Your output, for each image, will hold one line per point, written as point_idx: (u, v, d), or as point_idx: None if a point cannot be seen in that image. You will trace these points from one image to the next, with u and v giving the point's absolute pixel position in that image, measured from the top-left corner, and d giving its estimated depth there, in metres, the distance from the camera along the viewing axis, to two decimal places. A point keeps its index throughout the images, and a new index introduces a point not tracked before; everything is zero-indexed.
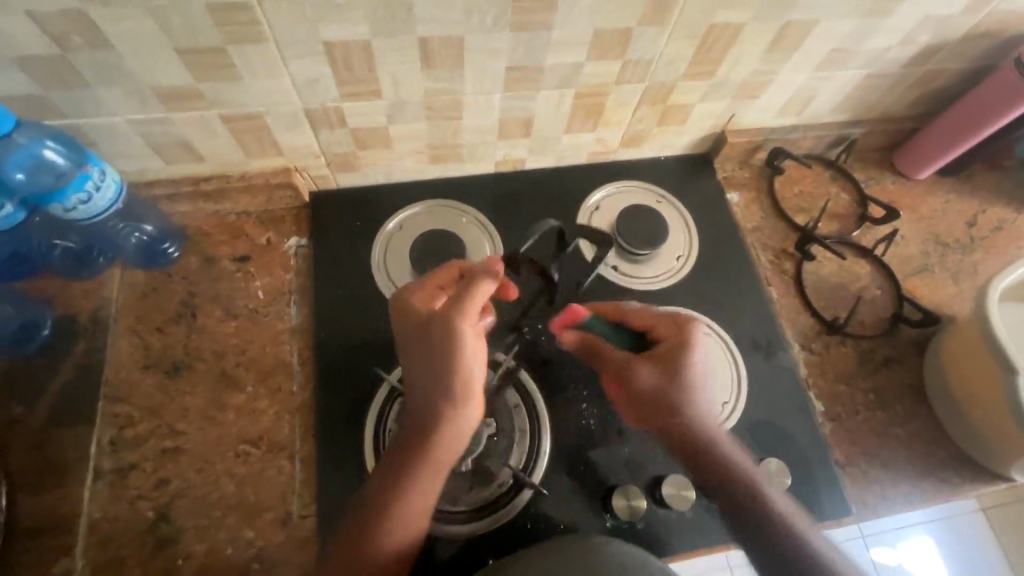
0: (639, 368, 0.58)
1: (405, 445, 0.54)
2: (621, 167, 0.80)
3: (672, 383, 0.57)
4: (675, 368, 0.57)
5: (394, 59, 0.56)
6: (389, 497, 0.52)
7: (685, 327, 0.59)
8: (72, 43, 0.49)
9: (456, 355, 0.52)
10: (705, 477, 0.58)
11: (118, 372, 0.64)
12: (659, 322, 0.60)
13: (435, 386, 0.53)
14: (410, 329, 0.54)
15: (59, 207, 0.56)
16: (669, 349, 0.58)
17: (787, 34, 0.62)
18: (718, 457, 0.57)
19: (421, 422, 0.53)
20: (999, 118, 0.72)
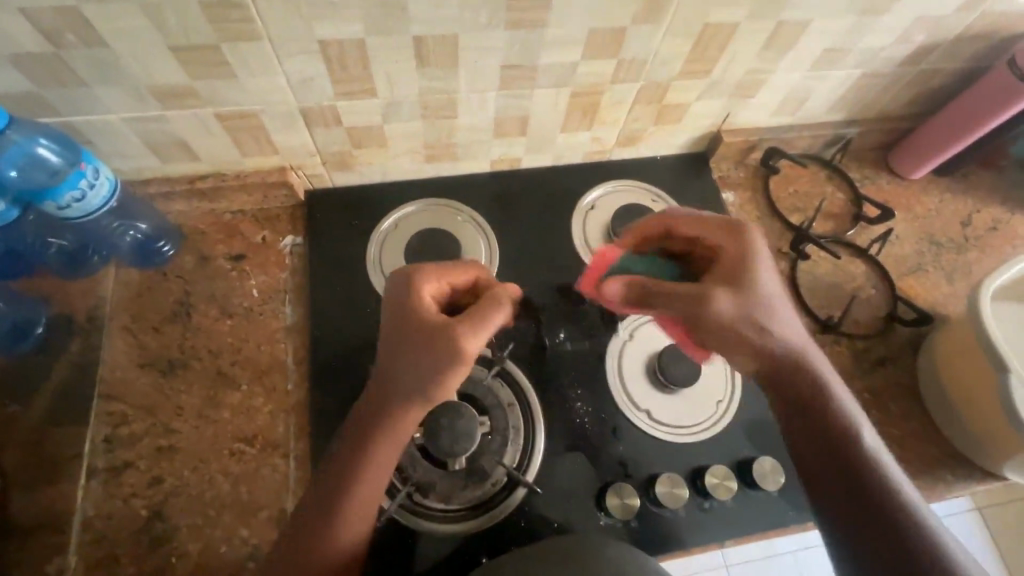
0: (718, 297, 0.52)
1: (361, 433, 0.51)
2: (616, 167, 0.80)
3: (746, 308, 0.52)
4: (743, 286, 0.52)
5: (390, 57, 0.56)
6: (338, 488, 0.50)
7: (744, 233, 0.54)
8: (66, 41, 0.49)
9: (441, 368, 0.49)
10: (814, 438, 0.53)
11: (112, 371, 0.64)
12: (715, 235, 0.55)
13: (407, 386, 0.50)
14: (405, 317, 0.51)
15: (53, 205, 0.56)
16: (734, 259, 0.53)
17: (781, 33, 0.63)
18: (828, 416, 0.53)
19: (381, 414, 0.51)
20: (993, 118, 0.73)
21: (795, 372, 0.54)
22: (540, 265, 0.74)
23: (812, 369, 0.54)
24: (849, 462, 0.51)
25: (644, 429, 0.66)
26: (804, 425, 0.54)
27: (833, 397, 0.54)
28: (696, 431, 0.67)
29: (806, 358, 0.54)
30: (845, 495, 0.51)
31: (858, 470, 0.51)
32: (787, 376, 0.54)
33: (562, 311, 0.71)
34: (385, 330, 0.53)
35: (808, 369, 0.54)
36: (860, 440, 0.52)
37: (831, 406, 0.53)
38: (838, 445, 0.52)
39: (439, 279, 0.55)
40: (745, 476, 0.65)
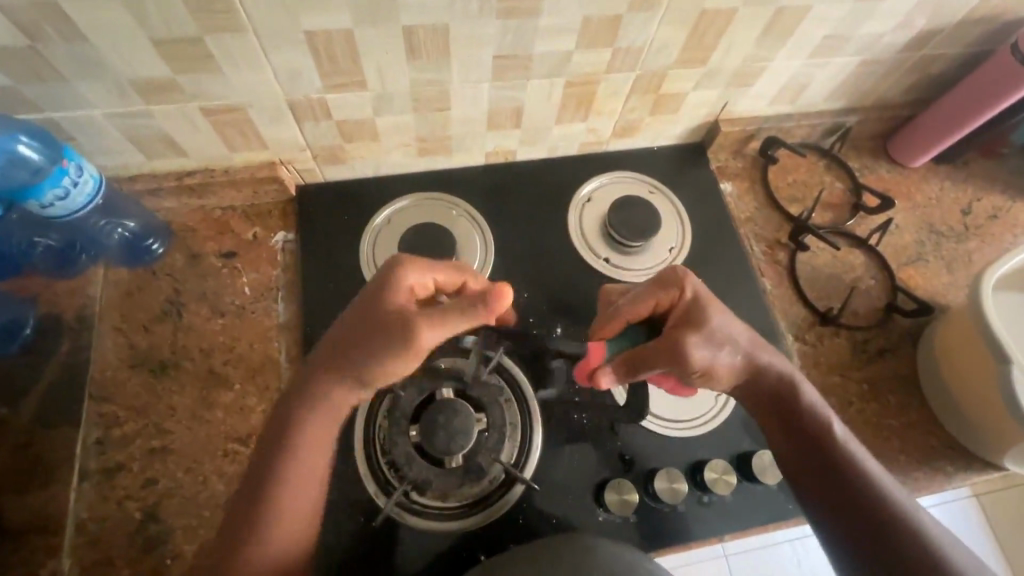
0: (685, 343, 0.52)
1: (287, 417, 0.50)
2: (613, 158, 0.79)
3: (714, 343, 0.53)
4: (701, 326, 0.52)
5: (379, 48, 0.55)
6: (261, 481, 0.49)
7: (679, 281, 0.55)
8: (44, 34, 0.47)
9: (395, 356, 0.49)
10: (797, 448, 0.54)
11: (103, 372, 0.63)
12: (653, 296, 0.56)
13: (357, 365, 0.50)
14: (370, 303, 0.51)
15: (36, 204, 0.54)
16: (686, 304, 0.54)
17: (779, 20, 0.61)
18: (806, 422, 0.54)
19: (318, 392, 0.50)
20: (994, 105, 0.71)
21: (771, 383, 0.55)
22: (535, 259, 0.73)
23: (788, 380, 0.55)
24: (834, 470, 0.52)
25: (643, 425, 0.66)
26: (788, 437, 0.54)
27: (813, 405, 0.54)
28: (693, 425, 0.67)
29: (780, 369, 0.55)
30: (836, 502, 0.51)
31: (843, 476, 0.51)
32: (755, 387, 0.55)
33: (558, 306, 0.71)
34: (347, 311, 0.52)
35: (784, 380, 0.55)
36: (844, 447, 0.52)
37: (810, 415, 0.54)
38: (820, 454, 0.53)
39: (422, 270, 0.53)
40: (745, 470, 0.65)
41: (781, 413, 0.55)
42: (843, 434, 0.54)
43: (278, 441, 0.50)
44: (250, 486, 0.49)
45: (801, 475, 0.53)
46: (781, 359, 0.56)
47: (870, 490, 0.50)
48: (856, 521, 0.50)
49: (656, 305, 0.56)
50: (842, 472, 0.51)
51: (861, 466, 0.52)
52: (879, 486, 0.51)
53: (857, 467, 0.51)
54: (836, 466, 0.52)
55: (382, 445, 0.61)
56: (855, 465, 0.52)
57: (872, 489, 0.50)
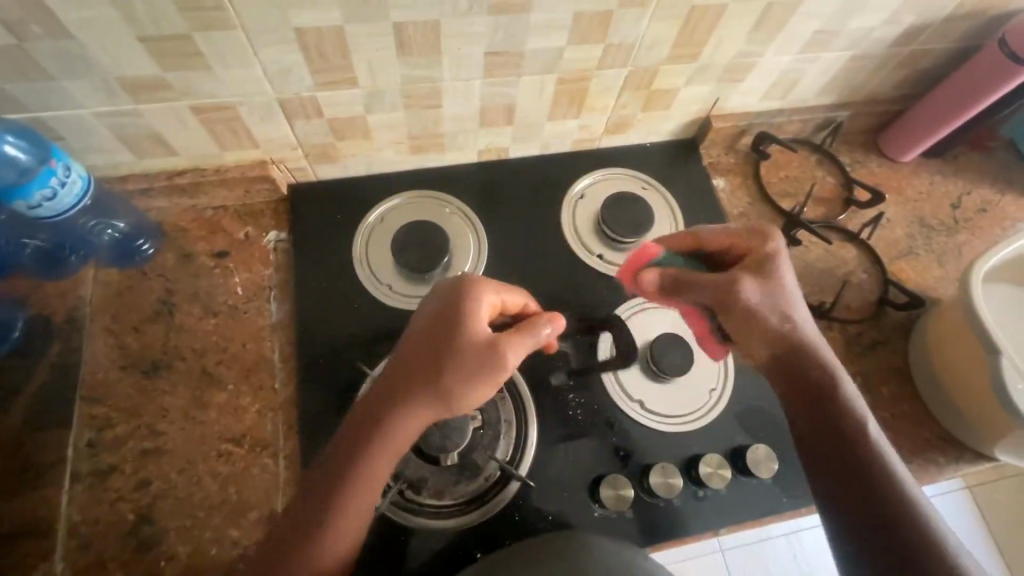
0: (745, 283, 0.53)
1: (361, 439, 0.49)
2: (606, 154, 0.79)
3: (777, 294, 0.54)
4: (773, 277, 0.54)
5: (370, 45, 0.55)
6: (326, 497, 0.48)
7: (767, 239, 0.55)
8: (30, 32, 0.47)
9: (482, 384, 0.49)
10: (820, 433, 0.54)
11: (94, 373, 0.63)
12: (739, 236, 0.56)
13: (440, 389, 0.49)
14: (451, 323, 0.50)
15: (23, 205, 0.53)
16: (762, 255, 0.54)
17: (769, 16, 0.62)
18: (839, 414, 0.54)
19: (394, 416, 0.49)
20: (982, 99, 0.72)
21: (811, 364, 0.55)
22: (529, 255, 0.73)
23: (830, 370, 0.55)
24: (854, 459, 0.52)
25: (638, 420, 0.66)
26: (815, 426, 0.55)
27: (850, 397, 0.54)
28: (688, 420, 0.67)
29: (820, 353, 0.55)
30: (852, 488, 0.51)
31: (862, 465, 0.52)
32: (792, 369, 0.56)
33: (552, 303, 0.71)
34: (423, 332, 0.51)
35: (827, 371, 0.55)
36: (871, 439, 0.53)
37: (843, 404, 0.54)
38: (844, 441, 0.53)
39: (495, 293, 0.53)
40: (738, 464, 0.65)
41: (813, 402, 0.55)
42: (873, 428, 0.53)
43: (348, 462, 0.49)
44: (318, 500, 0.49)
45: (821, 460, 0.54)
46: (823, 344, 0.56)
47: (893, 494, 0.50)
48: (867, 508, 0.50)
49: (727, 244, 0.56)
50: (863, 461, 0.52)
51: (886, 468, 0.51)
52: (898, 480, 0.51)
53: (882, 460, 0.52)
54: (858, 455, 0.52)
55: None
56: (878, 458, 0.52)
57: (891, 482, 0.50)
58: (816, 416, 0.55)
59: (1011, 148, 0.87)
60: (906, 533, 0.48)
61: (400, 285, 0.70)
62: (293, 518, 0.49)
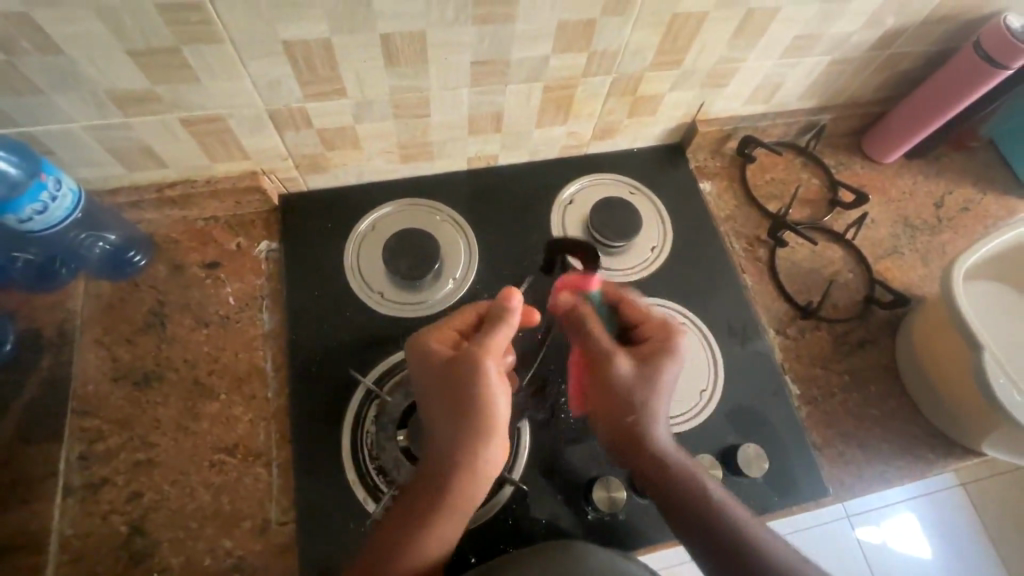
0: (616, 356, 0.59)
1: (418, 498, 0.51)
2: (594, 160, 0.80)
3: (654, 378, 0.58)
4: (658, 362, 0.58)
5: (357, 56, 0.55)
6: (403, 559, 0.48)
7: (671, 334, 0.60)
8: (18, 48, 0.47)
9: (485, 391, 0.51)
10: (669, 512, 0.55)
11: (86, 386, 0.63)
12: (649, 325, 0.62)
13: (453, 422, 0.51)
14: (424, 357, 0.54)
15: (14, 218, 0.54)
16: (655, 345, 0.60)
17: (750, 22, 0.63)
18: (682, 489, 0.55)
19: (438, 462, 0.51)
20: (960, 100, 0.73)
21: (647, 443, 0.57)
22: (520, 261, 0.74)
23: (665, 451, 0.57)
24: (716, 545, 0.52)
25: None
26: (665, 504, 0.55)
27: (691, 473, 0.56)
28: (680, 421, 0.68)
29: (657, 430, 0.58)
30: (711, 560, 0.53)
31: (725, 548, 0.52)
32: (640, 453, 0.57)
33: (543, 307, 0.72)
34: (417, 385, 0.55)
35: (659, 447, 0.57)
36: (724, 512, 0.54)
37: (691, 485, 0.55)
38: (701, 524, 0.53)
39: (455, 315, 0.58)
40: (730, 463, 0.65)
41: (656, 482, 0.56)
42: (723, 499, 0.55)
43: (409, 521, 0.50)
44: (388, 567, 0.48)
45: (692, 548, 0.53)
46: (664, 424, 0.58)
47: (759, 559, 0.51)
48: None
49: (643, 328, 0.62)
50: (724, 539, 0.52)
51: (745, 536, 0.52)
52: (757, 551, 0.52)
53: (737, 533, 0.53)
54: (718, 536, 0.53)
55: (371, 448, 0.62)
56: (735, 535, 0.52)
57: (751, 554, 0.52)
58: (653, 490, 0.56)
59: (991, 148, 0.89)
60: None
61: (392, 293, 0.70)
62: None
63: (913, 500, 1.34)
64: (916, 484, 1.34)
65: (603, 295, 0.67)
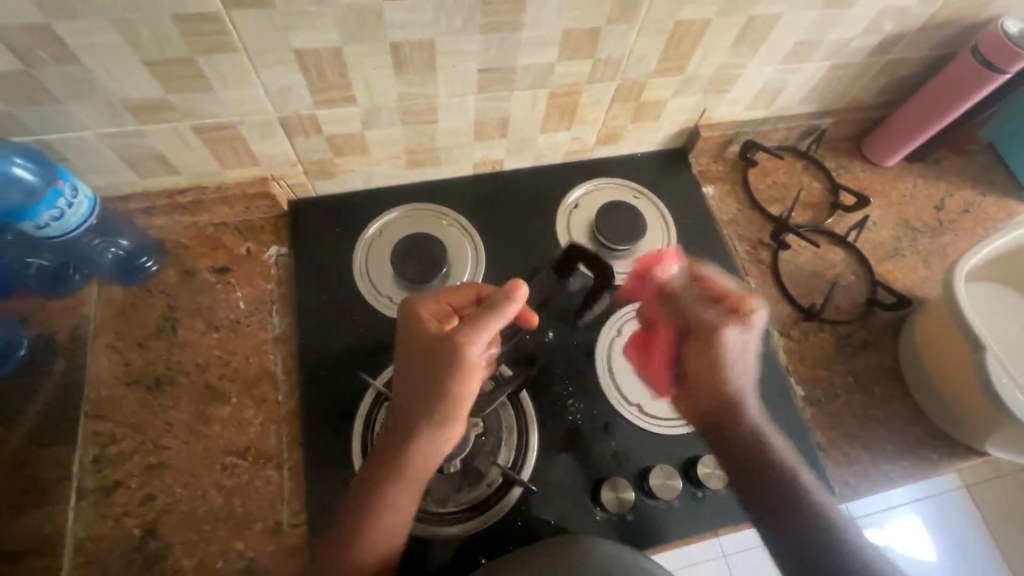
0: (724, 323, 0.64)
1: (376, 473, 0.52)
2: (598, 165, 0.81)
3: (751, 338, 0.64)
4: (744, 325, 0.63)
5: (367, 65, 0.57)
6: (360, 534, 0.51)
7: (750, 301, 0.64)
8: (37, 58, 0.48)
9: (456, 375, 0.50)
10: (742, 460, 0.61)
11: (98, 390, 0.63)
12: (724, 292, 0.66)
13: (421, 398, 0.51)
14: (410, 328, 0.54)
15: (31, 224, 0.55)
16: (741, 309, 0.64)
17: (751, 29, 0.64)
18: (750, 438, 0.62)
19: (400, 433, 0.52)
20: (959, 104, 0.75)
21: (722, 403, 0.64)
22: (526, 265, 0.74)
23: (758, 434, 0.62)
24: (782, 490, 0.58)
25: (637, 425, 0.67)
26: (738, 454, 0.61)
27: (779, 454, 0.60)
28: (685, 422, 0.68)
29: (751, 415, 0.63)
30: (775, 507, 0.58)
31: (789, 495, 0.58)
32: (717, 405, 0.64)
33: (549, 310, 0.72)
34: (399, 354, 0.54)
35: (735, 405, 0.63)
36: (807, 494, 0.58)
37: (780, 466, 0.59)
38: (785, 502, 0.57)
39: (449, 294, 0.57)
40: None
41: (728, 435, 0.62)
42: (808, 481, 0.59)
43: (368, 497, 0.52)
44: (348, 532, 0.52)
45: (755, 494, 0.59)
46: (740, 385, 0.65)
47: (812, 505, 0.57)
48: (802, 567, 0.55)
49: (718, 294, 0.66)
50: (788, 487, 0.58)
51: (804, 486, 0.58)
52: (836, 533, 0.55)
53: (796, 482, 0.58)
54: (780, 484, 0.58)
55: None
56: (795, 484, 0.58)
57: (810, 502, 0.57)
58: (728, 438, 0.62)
59: (990, 151, 0.90)
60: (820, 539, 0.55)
61: (401, 297, 0.71)
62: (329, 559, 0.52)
63: (925, 500, 1.35)
64: (927, 484, 1.36)
65: (683, 273, 0.71)
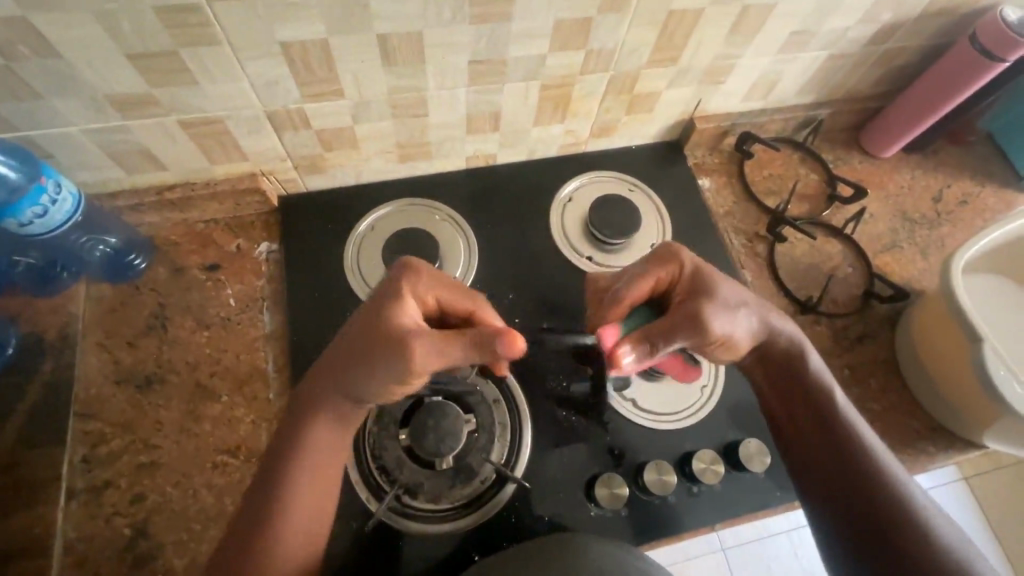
0: (707, 319, 0.53)
1: (293, 432, 0.52)
2: (592, 158, 0.81)
3: (723, 297, 0.55)
4: (713, 294, 0.54)
5: (355, 58, 0.56)
6: (277, 490, 0.50)
7: (681, 260, 0.56)
8: (18, 53, 0.47)
9: (392, 375, 0.48)
10: (777, 381, 0.59)
11: (88, 389, 0.63)
12: (653, 272, 0.57)
13: (356, 376, 0.50)
14: (377, 307, 0.51)
15: (14, 222, 0.54)
16: (688, 277, 0.56)
17: (746, 18, 0.63)
18: (788, 361, 0.58)
19: (324, 396, 0.51)
20: (957, 93, 0.74)
21: (779, 348, 0.58)
22: (519, 260, 0.74)
23: (798, 348, 0.58)
24: (815, 407, 0.56)
25: (633, 422, 0.66)
26: (770, 378, 0.60)
27: (816, 373, 0.58)
28: (680, 418, 0.68)
29: (792, 337, 0.58)
30: (811, 424, 0.57)
31: (821, 412, 0.56)
32: (767, 343, 0.58)
33: (544, 306, 0.72)
34: (354, 323, 0.52)
35: (788, 337, 0.58)
36: (844, 416, 0.55)
37: (815, 384, 0.57)
38: (822, 423, 0.56)
39: (431, 288, 0.53)
40: (732, 459, 0.66)
41: (765, 359, 0.59)
42: (844, 401, 0.57)
43: (290, 449, 0.51)
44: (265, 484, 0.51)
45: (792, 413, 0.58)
46: (792, 327, 0.59)
47: (843, 425, 0.55)
48: (841, 488, 0.53)
49: (656, 280, 0.57)
50: (822, 403, 0.56)
51: (840, 408, 0.56)
52: (871, 454, 0.53)
53: (832, 403, 0.56)
54: (815, 402, 0.57)
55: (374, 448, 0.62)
56: (832, 403, 0.56)
57: (840, 421, 0.55)
58: (759, 364, 0.60)
59: (989, 141, 0.89)
60: (852, 458, 0.53)
61: None
62: (240, 513, 0.50)
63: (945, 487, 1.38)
64: (953, 470, 1.39)
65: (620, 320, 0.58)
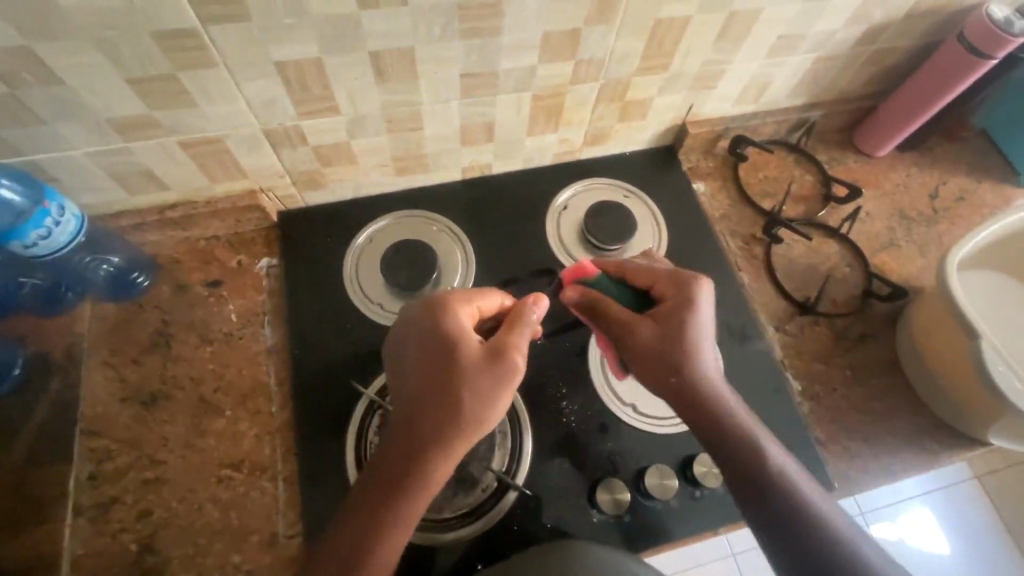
0: (638, 326, 0.54)
1: (384, 486, 0.48)
2: (587, 165, 0.81)
3: (683, 329, 0.53)
4: (676, 325, 0.53)
5: (348, 74, 0.57)
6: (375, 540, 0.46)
7: (688, 283, 0.55)
8: (22, 80, 0.49)
9: (502, 387, 0.50)
10: (704, 434, 0.52)
11: (94, 407, 0.64)
12: (662, 280, 0.56)
13: (457, 408, 0.49)
14: (442, 338, 0.52)
15: (19, 244, 0.55)
16: (673, 301, 0.54)
17: (733, 24, 0.64)
18: (713, 406, 0.52)
19: (415, 438, 0.48)
20: (948, 91, 0.74)
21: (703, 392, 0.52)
22: (518, 268, 0.74)
23: (716, 395, 0.52)
24: (742, 464, 0.50)
25: (633, 427, 0.67)
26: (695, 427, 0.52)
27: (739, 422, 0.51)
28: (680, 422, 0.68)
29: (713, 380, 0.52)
30: (745, 482, 0.50)
31: (749, 469, 0.50)
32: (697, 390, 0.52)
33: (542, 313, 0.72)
34: (419, 359, 0.52)
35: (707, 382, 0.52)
36: (772, 469, 0.50)
37: (738, 438, 0.50)
38: (750, 482, 0.49)
39: (473, 304, 0.56)
40: None
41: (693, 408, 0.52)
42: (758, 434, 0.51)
43: (390, 497, 0.47)
44: (360, 542, 0.46)
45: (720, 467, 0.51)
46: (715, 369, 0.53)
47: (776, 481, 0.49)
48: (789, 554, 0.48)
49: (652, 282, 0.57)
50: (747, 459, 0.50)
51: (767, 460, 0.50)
52: (798, 492, 0.49)
53: (759, 457, 0.50)
54: (740, 457, 0.50)
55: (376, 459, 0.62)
56: (758, 456, 0.50)
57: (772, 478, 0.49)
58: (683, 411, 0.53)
59: (983, 137, 0.89)
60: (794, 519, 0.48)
61: (391, 303, 0.71)
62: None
63: (963, 483, 1.37)
64: (969, 468, 1.37)
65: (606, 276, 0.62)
